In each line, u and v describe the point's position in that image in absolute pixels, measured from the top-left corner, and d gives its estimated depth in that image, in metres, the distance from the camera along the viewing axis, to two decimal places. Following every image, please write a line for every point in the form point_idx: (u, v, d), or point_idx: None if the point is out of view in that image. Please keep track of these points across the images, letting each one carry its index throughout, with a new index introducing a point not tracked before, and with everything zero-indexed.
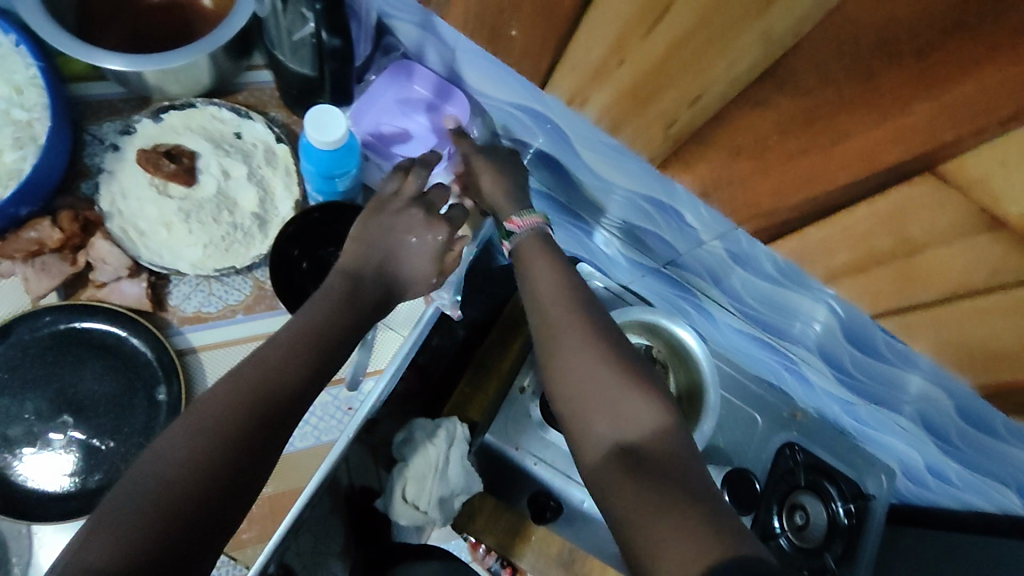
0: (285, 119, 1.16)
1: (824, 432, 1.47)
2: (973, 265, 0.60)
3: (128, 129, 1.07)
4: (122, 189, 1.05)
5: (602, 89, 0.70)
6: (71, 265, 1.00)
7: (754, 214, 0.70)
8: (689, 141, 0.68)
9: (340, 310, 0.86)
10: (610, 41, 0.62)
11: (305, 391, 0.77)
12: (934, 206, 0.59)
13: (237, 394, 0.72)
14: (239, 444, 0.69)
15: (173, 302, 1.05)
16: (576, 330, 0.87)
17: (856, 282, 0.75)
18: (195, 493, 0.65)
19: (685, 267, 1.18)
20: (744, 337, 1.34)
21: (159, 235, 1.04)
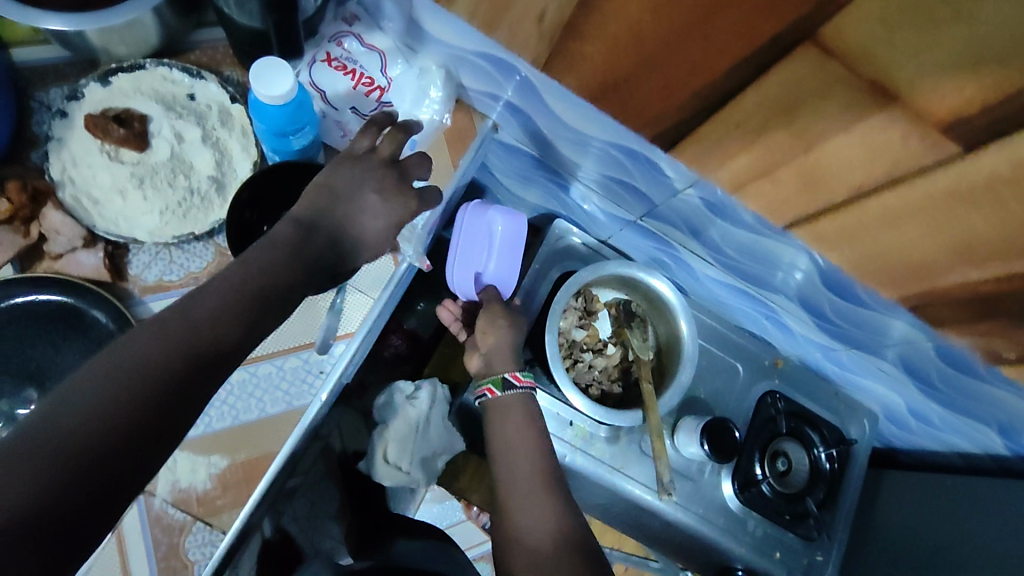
0: (239, 78, 1.11)
1: (804, 377, 1.47)
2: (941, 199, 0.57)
3: (74, 95, 1.02)
4: (71, 156, 1.02)
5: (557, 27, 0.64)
6: (23, 237, 0.98)
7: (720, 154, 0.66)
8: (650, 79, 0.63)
9: (283, 263, 0.85)
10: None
11: (238, 345, 0.77)
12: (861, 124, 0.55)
13: (164, 341, 0.70)
14: (167, 386, 0.68)
15: (134, 271, 1.03)
16: (531, 484, 0.94)
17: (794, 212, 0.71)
18: (112, 433, 0.63)
19: (661, 218, 1.14)
20: (724, 287, 1.31)
21: (111, 203, 1.01)
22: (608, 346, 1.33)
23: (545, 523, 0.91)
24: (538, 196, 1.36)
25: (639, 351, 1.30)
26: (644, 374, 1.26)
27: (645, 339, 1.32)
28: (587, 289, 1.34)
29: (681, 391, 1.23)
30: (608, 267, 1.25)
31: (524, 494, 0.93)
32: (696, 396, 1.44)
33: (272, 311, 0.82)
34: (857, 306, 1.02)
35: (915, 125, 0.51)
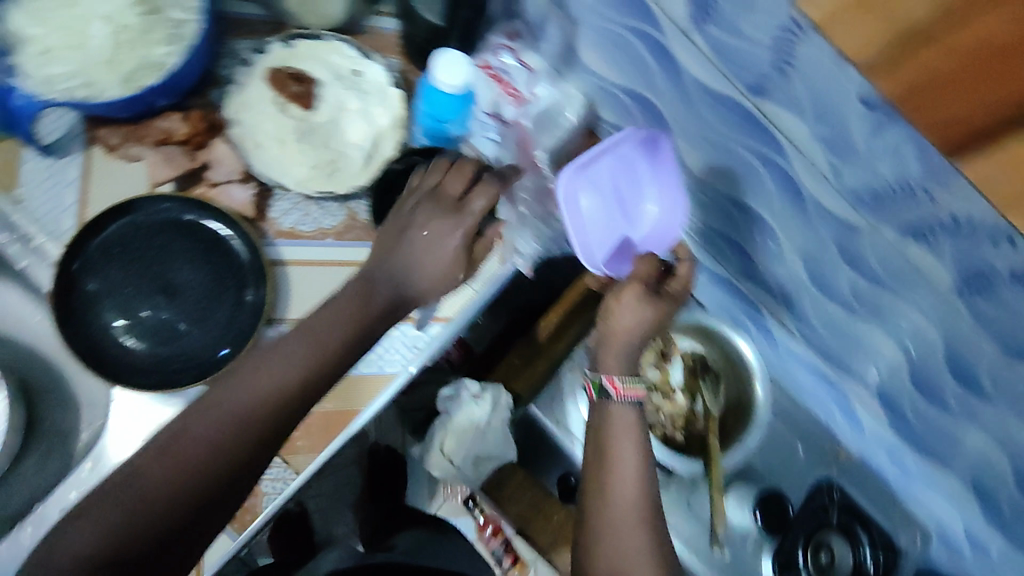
0: (404, 67, 1.20)
1: (868, 474, 1.38)
2: None
3: (263, 50, 1.13)
4: (248, 100, 1.11)
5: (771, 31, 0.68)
6: (190, 163, 1.08)
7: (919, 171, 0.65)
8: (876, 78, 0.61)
9: (349, 307, 0.91)
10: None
11: (308, 398, 0.86)
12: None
13: (257, 386, 0.83)
14: (241, 433, 0.80)
15: (274, 214, 1.10)
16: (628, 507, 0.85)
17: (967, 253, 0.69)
18: (190, 486, 0.77)
19: (760, 283, 1.19)
20: (805, 367, 1.31)
21: (271, 149, 1.09)
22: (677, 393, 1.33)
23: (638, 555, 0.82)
24: None
25: (709, 405, 1.32)
26: (713, 428, 1.27)
27: (716, 397, 1.33)
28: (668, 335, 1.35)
29: (746, 453, 1.27)
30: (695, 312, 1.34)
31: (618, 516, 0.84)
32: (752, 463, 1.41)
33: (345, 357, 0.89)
34: (940, 408, 1.03)
35: None
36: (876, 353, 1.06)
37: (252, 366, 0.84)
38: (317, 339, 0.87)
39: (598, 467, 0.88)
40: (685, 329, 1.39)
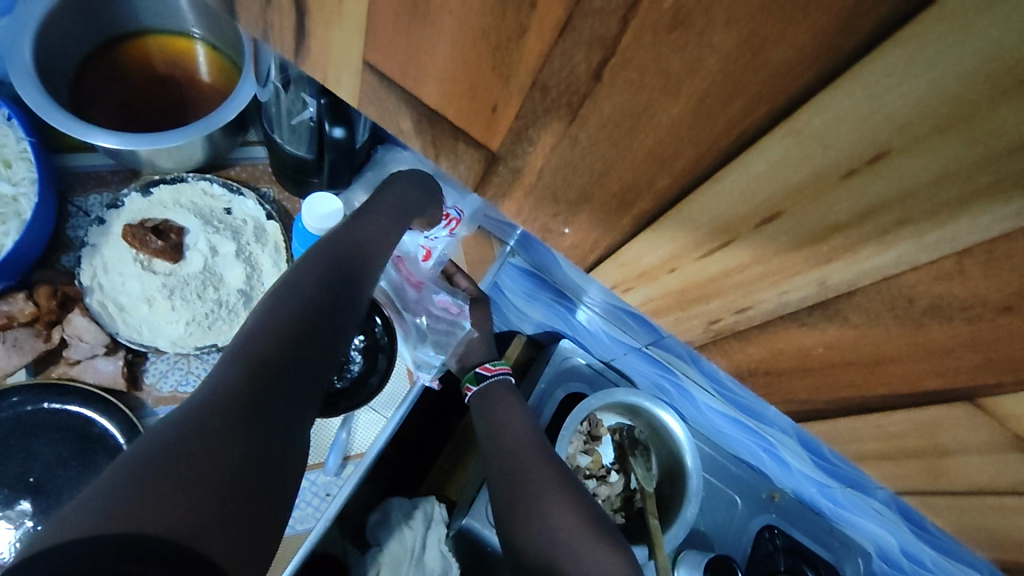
0: (279, 196, 0.70)
1: (808, 517, 0.76)
2: (1001, 489, 0.24)
3: (116, 202, 0.64)
4: (106, 261, 0.63)
5: (665, 290, 0.25)
6: (42, 342, 0.60)
7: (806, 404, 0.26)
8: (736, 341, 0.25)
9: (307, 331, 0.39)
10: (712, 270, 0.22)
11: (280, 375, 0.36)
12: (967, 428, 0.22)
13: (223, 390, 0.33)
14: (225, 428, 0.31)
15: (149, 382, 0.62)
16: (262, 413, 0.34)
17: (877, 475, 0.28)
18: (220, 419, 0.31)
19: (670, 351, 0.59)
20: (728, 421, 0.69)
21: (137, 311, 0.63)
22: (613, 472, 0.79)
23: (196, 538, 0.27)
24: (519, 318, 0.81)
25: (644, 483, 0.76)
26: (651, 507, 0.74)
27: (649, 468, 0.78)
28: (592, 413, 0.78)
29: (685, 529, 0.71)
30: (620, 395, 0.74)
31: (188, 464, 0.29)
32: (696, 529, 0.79)
33: (291, 427, 0.35)
34: (918, 531, 0.57)
35: (1016, 473, 0.23)
36: (770, 431, 0.61)
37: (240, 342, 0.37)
38: (299, 314, 0.40)
39: (297, 376, 0.37)
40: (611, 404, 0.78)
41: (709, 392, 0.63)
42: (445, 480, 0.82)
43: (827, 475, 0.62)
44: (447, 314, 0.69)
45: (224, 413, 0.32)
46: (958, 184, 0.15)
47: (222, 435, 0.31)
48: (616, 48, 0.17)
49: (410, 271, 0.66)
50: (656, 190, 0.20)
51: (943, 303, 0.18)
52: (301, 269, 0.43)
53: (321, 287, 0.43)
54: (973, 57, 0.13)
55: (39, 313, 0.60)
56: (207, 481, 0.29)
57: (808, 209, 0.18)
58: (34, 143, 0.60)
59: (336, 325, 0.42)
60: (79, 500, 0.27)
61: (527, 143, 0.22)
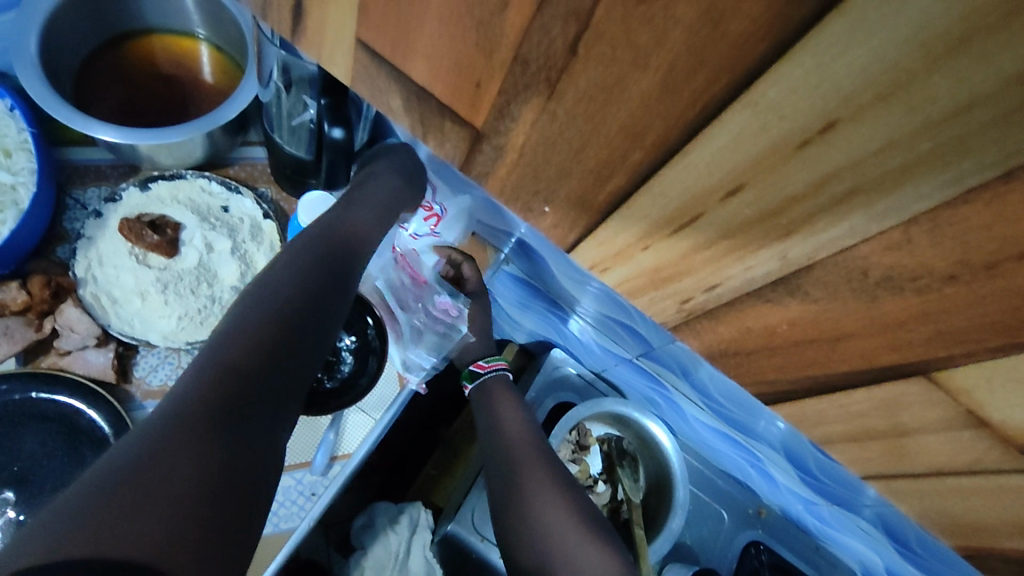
0: (275, 197, 0.70)
1: (793, 534, 0.77)
2: (961, 471, 0.25)
3: (114, 196, 0.65)
4: (101, 253, 0.64)
5: (641, 270, 0.26)
6: (34, 332, 0.61)
7: (776, 385, 0.27)
8: (708, 321, 0.26)
9: (281, 332, 0.41)
10: (684, 247, 0.23)
11: (251, 376, 0.38)
12: (925, 406, 0.23)
13: (194, 394, 0.35)
14: (197, 435, 0.33)
15: (138, 374, 0.63)
16: (232, 417, 0.36)
17: (845, 459, 0.29)
18: (189, 425, 0.33)
19: (658, 361, 0.60)
20: (716, 436, 0.69)
21: (129, 304, 0.63)
22: (600, 481, 0.78)
23: (164, 551, 0.29)
24: (510, 327, 0.81)
25: (631, 494, 0.77)
26: (638, 520, 0.74)
27: (636, 480, 0.78)
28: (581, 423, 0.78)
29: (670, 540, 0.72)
30: (609, 405, 0.74)
31: (157, 475, 0.31)
32: (682, 542, 0.79)
33: (261, 428, 0.37)
34: (902, 551, 0.58)
35: (976, 453, 0.23)
36: (757, 445, 0.61)
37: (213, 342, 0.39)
38: (272, 314, 0.41)
39: (269, 378, 0.39)
40: (601, 415, 0.78)
41: (698, 405, 0.64)
42: (434, 487, 0.80)
43: (812, 492, 0.63)
44: (446, 316, 0.69)
45: (194, 419, 0.34)
46: (900, 153, 0.16)
47: (191, 446, 0.33)
48: (590, 21, 0.18)
49: (414, 268, 0.67)
50: (629, 165, 0.21)
51: (896, 275, 0.19)
52: (278, 271, 0.45)
53: (299, 286, 0.44)
54: (909, 27, 0.14)
55: (32, 303, 0.60)
56: (174, 492, 0.31)
57: (771, 182, 0.19)
58: (35, 133, 0.61)
59: (311, 322, 0.44)
60: (50, 512, 0.29)
61: (510, 120, 0.23)
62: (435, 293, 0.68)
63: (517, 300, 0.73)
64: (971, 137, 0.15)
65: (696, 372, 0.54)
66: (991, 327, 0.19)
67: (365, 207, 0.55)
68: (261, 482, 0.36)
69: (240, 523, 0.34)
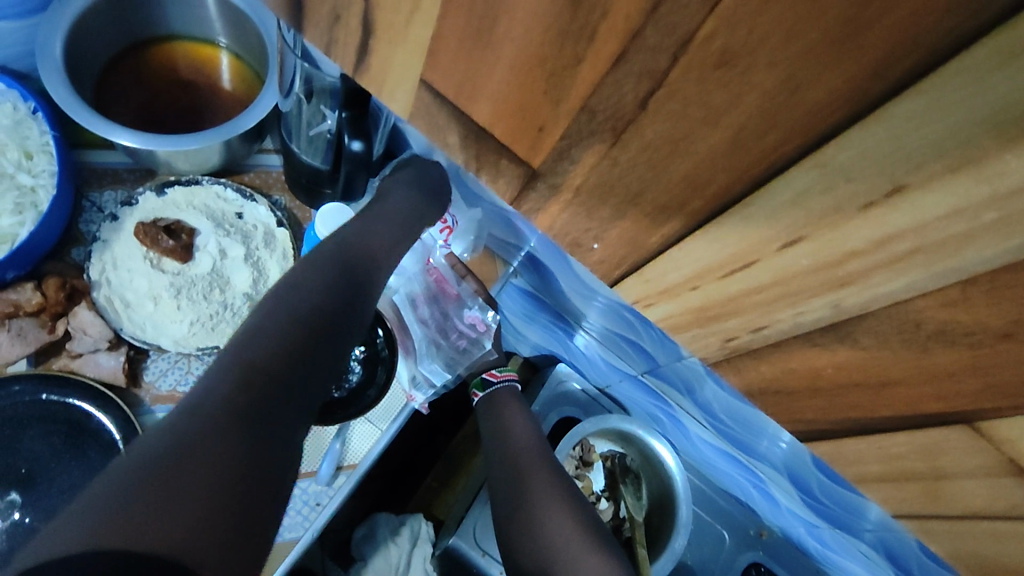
0: (290, 204, 0.71)
1: (793, 556, 0.77)
2: (995, 515, 0.25)
3: (130, 200, 0.66)
4: (117, 256, 0.64)
5: (685, 307, 0.26)
6: (47, 333, 0.62)
7: (813, 423, 0.27)
8: (749, 360, 0.27)
9: (305, 333, 0.42)
10: (732, 289, 0.24)
11: (276, 376, 0.38)
12: (965, 453, 0.24)
13: (223, 391, 0.35)
14: (226, 431, 0.34)
15: (149, 379, 0.64)
16: (259, 416, 0.36)
17: (876, 497, 0.29)
18: (219, 419, 0.34)
19: (667, 379, 0.60)
20: (720, 456, 0.70)
21: (142, 308, 0.64)
22: (603, 498, 0.79)
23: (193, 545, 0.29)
24: (516, 340, 0.82)
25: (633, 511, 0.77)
26: (640, 538, 0.74)
27: (638, 498, 0.79)
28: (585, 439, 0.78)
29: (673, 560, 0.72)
30: (614, 423, 0.74)
31: (189, 467, 0.31)
32: (683, 561, 0.79)
33: (285, 428, 0.38)
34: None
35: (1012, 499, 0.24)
36: (763, 465, 0.62)
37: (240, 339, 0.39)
38: (295, 316, 0.42)
39: (294, 377, 0.40)
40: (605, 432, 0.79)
41: (703, 425, 0.64)
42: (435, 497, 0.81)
43: (816, 516, 0.63)
44: (473, 330, 0.71)
45: (224, 415, 0.34)
46: (966, 219, 0.17)
47: (221, 441, 0.33)
48: (664, 80, 0.19)
49: (444, 282, 0.68)
50: (687, 212, 0.22)
51: (949, 331, 0.20)
52: (302, 273, 0.46)
53: (323, 292, 0.45)
54: (985, 104, 0.15)
55: (47, 304, 0.61)
56: (204, 485, 0.31)
57: (831, 238, 0.19)
58: (56, 137, 0.62)
59: (332, 326, 0.44)
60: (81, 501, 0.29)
61: (570, 162, 0.24)
62: (463, 308, 0.69)
63: (526, 313, 0.72)
64: None
65: (702, 389, 0.54)
66: None
67: (389, 218, 0.56)
68: (281, 489, 0.36)
69: (261, 525, 0.33)
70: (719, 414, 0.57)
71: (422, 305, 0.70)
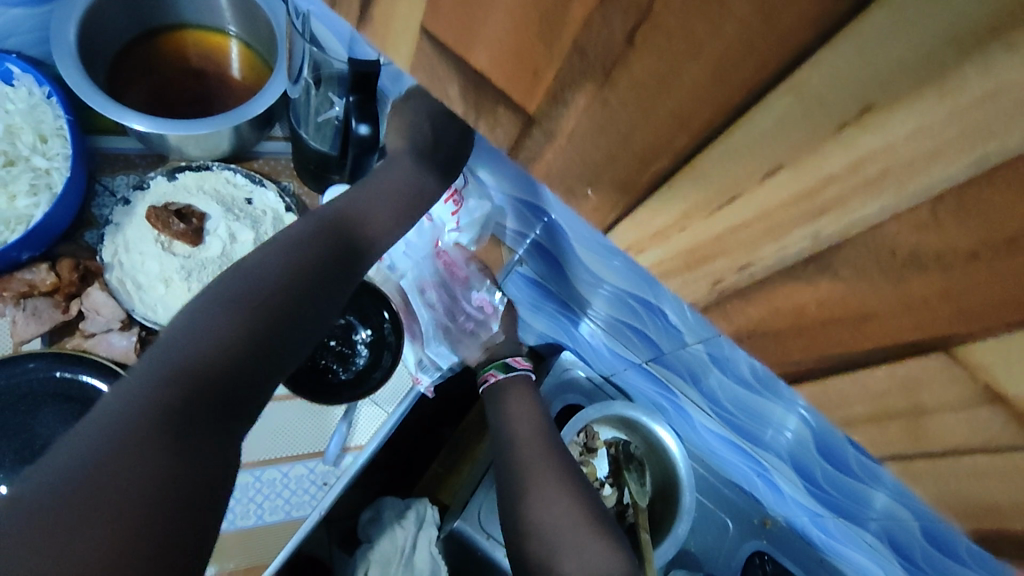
0: (298, 190, 0.73)
1: (796, 545, 0.77)
2: (975, 448, 0.26)
3: (142, 184, 0.68)
4: (128, 239, 0.67)
5: (675, 251, 0.28)
6: (60, 312, 0.65)
7: (799, 366, 0.28)
8: (736, 303, 0.28)
9: (245, 335, 0.46)
10: (718, 228, 0.25)
11: (207, 376, 0.43)
12: (943, 384, 0.25)
13: (156, 396, 0.41)
14: (151, 436, 0.39)
15: None
16: (189, 422, 0.41)
17: (862, 442, 0.30)
18: (141, 426, 0.39)
19: (669, 365, 0.61)
20: (722, 444, 0.71)
21: (153, 290, 0.66)
22: (606, 485, 0.79)
23: (130, 542, 0.36)
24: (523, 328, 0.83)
25: (636, 497, 0.77)
26: (643, 523, 0.75)
27: (642, 485, 0.78)
28: (589, 425, 0.79)
29: (675, 545, 0.73)
30: (617, 409, 0.75)
31: (121, 472, 0.37)
32: (686, 548, 0.80)
33: (210, 430, 0.43)
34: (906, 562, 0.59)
35: (990, 430, 0.25)
36: (763, 450, 0.62)
37: (178, 341, 0.44)
38: (248, 315, 0.46)
39: (228, 382, 0.44)
40: (608, 418, 0.79)
41: (707, 413, 0.65)
42: (439, 485, 0.81)
43: (815, 501, 0.64)
44: (482, 312, 0.74)
45: (157, 422, 0.40)
46: (932, 136, 0.18)
47: (153, 447, 0.39)
48: (649, 12, 0.20)
49: (454, 267, 0.71)
50: (673, 150, 0.23)
51: (922, 257, 0.20)
52: (253, 259, 0.49)
53: (274, 286, 0.48)
54: (945, 19, 0.16)
55: (60, 285, 0.64)
56: (145, 486, 0.38)
57: (809, 165, 0.20)
58: (71, 121, 0.65)
59: (283, 326, 0.48)
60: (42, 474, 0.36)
61: (563, 106, 0.25)
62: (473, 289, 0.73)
63: (534, 298, 0.73)
64: (996, 121, 0.17)
65: (707, 377, 0.56)
66: (1010, 305, 0.20)
67: (388, 199, 0.57)
68: (223, 482, 0.43)
69: (205, 515, 0.41)
70: (719, 397, 0.58)
71: (430, 291, 0.72)
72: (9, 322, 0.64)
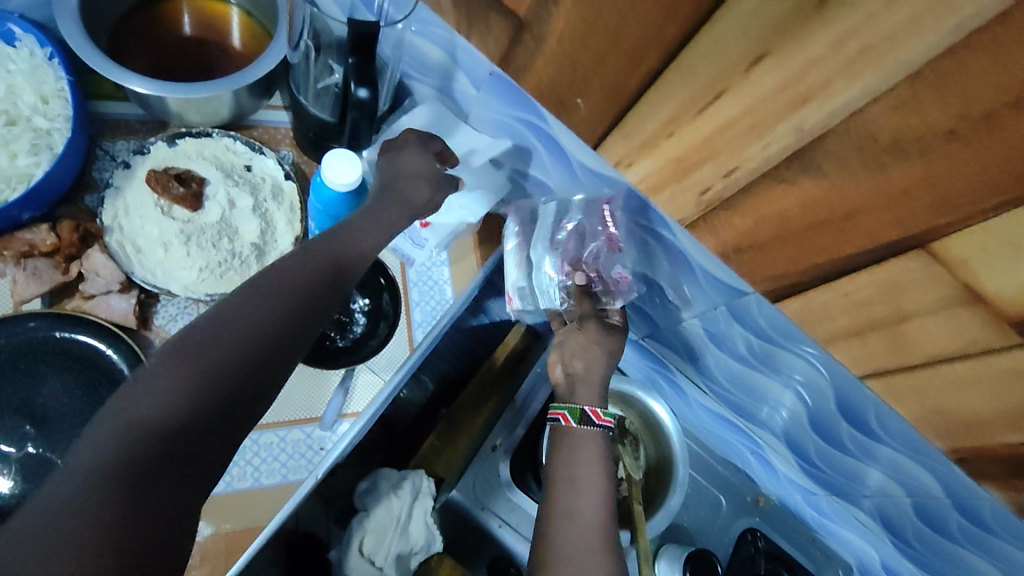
0: (297, 159, 0.73)
1: (789, 522, 0.76)
2: (956, 353, 0.27)
3: (143, 148, 0.68)
4: (128, 202, 0.66)
5: (667, 164, 0.28)
6: (60, 274, 0.65)
7: (787, 280, 0.29)
8: (725, 216, 0.28)
9: (230, 378, 0.36)
10: (708, 132, 0.25)
11: (179, 425, 0.34)
12: (923, 285, 0.25)
13: (122, 445, 0.32)
14: (102, 502, 0.30)
15: (159, 322, 0.67)
16: (158, 477, 0.33)
17: (846, 359, 0.31)
18: (97, 484, 0.30)
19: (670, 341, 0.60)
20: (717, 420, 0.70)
21: (153, 254, 0.66)
22: None
23: None
24: None
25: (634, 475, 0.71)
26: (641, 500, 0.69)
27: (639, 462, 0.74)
28: None
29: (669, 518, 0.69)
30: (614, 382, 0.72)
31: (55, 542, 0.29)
32: (677, 523, 0.77)
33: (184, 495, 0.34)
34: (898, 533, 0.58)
35: (969, 332, 0.25)
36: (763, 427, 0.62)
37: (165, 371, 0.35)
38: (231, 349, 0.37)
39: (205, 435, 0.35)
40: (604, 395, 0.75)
41: (703, 390, 0.65)
42: None
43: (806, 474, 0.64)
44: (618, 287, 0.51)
45: (111, 478, 0.31)
46: (909, 2, 0.18)
47: (95, 511, 0.30)
48: None
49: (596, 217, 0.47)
50: (663, 43, 0.23)
51: (904, 140, 0.21)
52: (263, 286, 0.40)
53: (266, 324, 0.39)
54: None
55: (61, 245, 0.64)
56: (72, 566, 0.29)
57: (792, 48, 0.21)
58: (72, 82, 0.64)
59: (271, 369, 0.38)
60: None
61: (555, 5, 0.25)
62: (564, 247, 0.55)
63: None
64: None
65: (703, 355, 0.57)
66: (991, 187, 0.20)
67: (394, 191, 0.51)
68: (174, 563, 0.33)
69: None
70: (723, 370, 0.57)
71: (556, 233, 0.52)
72: (9, 282, 0.64)
